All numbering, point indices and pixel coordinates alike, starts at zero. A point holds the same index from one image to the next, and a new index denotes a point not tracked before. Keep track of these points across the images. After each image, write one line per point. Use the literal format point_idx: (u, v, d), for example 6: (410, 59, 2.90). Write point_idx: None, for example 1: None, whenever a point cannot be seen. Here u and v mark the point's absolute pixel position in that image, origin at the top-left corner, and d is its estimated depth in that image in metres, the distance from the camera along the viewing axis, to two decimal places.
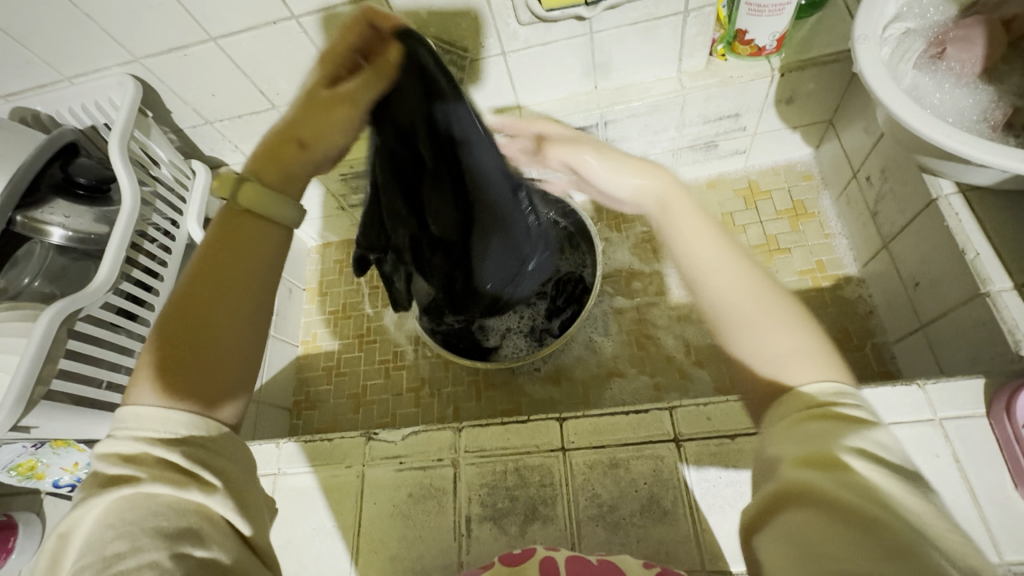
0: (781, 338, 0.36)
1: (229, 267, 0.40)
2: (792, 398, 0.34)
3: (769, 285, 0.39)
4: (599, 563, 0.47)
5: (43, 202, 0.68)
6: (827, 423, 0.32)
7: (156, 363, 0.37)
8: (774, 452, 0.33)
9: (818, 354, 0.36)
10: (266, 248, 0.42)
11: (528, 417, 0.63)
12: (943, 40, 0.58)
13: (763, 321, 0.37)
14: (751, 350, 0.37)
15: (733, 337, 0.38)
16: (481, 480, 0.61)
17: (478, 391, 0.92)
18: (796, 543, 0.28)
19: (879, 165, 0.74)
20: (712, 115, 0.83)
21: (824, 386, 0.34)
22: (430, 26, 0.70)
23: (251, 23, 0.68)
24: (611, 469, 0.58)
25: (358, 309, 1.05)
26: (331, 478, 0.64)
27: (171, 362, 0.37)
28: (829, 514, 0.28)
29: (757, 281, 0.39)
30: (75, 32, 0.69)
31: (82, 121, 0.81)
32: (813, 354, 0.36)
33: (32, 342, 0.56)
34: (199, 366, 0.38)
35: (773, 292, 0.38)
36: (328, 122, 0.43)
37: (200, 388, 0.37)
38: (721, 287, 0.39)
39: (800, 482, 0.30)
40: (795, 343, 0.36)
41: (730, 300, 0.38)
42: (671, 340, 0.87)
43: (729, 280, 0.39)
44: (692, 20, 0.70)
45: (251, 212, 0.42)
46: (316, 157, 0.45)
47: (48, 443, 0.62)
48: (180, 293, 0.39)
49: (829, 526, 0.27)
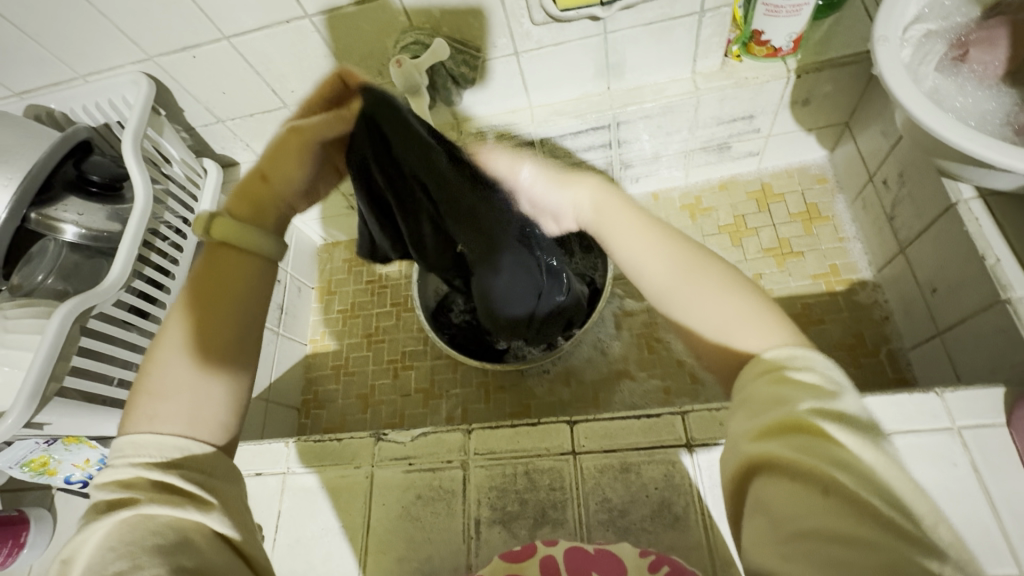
0: (719, 305, 0.38)
1: (214, 296, 0.44)
2: (747, 368, 0.35)
3: (701, 258, 0.41)
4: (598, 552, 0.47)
5: (57, 200, 0.68)
6: (781, 388, 0.32)
7: (145, 398, 0.41)
8: (733, 429, 0.34)
9: (760, 312, 0.37)
10: (248, 276, 0.46)
11: (538, 420, 0.62)
12: (965, 42, 0.57)
13: (701, 294, 0.39)
14: (698, 325, 0.39)
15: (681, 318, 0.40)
16: (491, 483, 0.60)
17: (487, 393, 0.92)
18: (774, 519, 0.29)
19: (897, 168, 0.73)
20: (726, 116, 0.82)
21: (776, 351, 0.35)
22: (443, 26, 0.70)
23: (263, 22, 0.68)
24: (622, 474, 0.58)
25: (367, 308, 1.05)
26: (340, 478, 0.64)
27: (160, 389, 0.41)
28: (805, 488, 0.28)
29: (689, 258, 0.42)
30: (90, 31, 0.70)
31: (96, 119, 0.80)
32: (755, 312, 0.37)
33: (45, 339, 0.56)
34: (182, 396, 0.41)
35: (703, 265, 0.41)
36: (287, 158, 0.48)
37: (185, 414, 0.40)
38: (659, 274, 0.42)
39: (767, 453, 0.30)
40: (734, 307, 0.38)
41: (669, 282, 0.41)
42: (682, 344, 0.87)
43: (662, 267, 0.42)
44: (708, 20, 0.69)
45: (227, 244, 0.46)
46: (279, 189, 0.49)
47: (61, 440, 0.62)
48: (170, 336, 0.43)
49: (808, 499, 0.28)
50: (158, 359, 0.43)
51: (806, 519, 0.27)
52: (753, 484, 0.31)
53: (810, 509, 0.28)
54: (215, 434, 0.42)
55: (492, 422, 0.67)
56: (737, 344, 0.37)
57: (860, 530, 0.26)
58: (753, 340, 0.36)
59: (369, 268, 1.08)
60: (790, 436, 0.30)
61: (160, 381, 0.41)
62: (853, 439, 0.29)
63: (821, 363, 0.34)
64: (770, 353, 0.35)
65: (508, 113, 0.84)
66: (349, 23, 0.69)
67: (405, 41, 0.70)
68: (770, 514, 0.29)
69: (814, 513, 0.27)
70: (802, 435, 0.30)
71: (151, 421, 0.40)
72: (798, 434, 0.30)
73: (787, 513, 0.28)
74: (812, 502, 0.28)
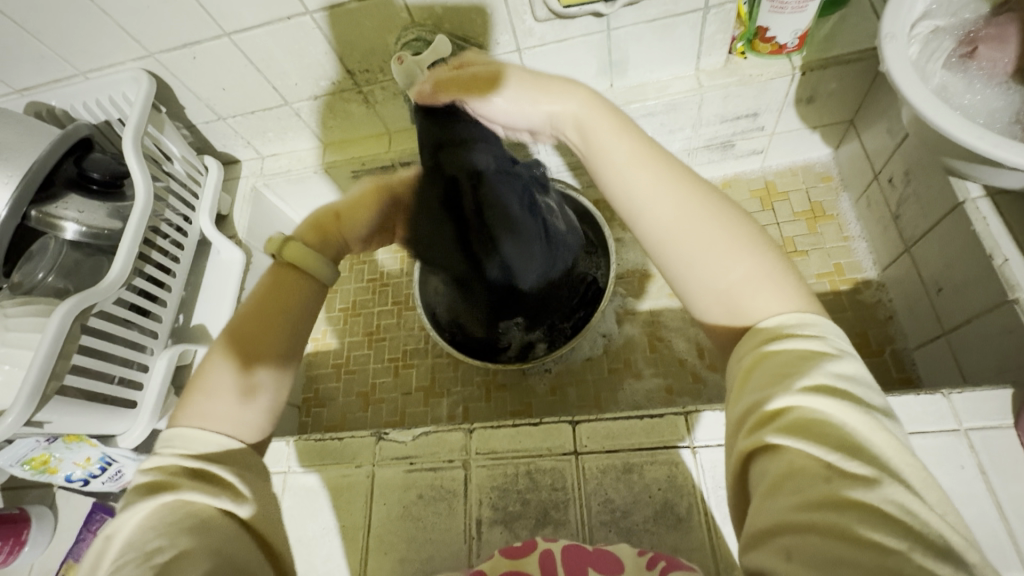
0: (732, 266, 0.36)
1: (274, 310, 0.47)
2: (752, 339, 0.35)
3: (712, 207, 0.39)
4: (596, 550, 0.46)
5: (58, 197, 0.68)
6: (781, 362, 0.32)
7: (198, 396, 0.43)
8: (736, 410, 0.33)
9: (775, 275, 0.36)
10: (304, 298, 0.49)
11: (540, 420, 0.62)
12: (974, 39, 0.56)
13: (714, 250, 0.37)
14: (705, 283, 0.37)
15: (684, 272, 0.38)
16: (492, 483, 0.60)
17: (488, 392, 0.91)
18: (776, 507, 0.28)
19: (902, 167, 0.72)
20: (730, 114, 0.81)
21: (785, 319, 0.34)
22: (445, 22, 0.69)
23: (264, 19, 0.68)
24: (624, 474, 0.57)
25: (368, 307, 1.05)
26: (341, 477, 0.64)
27: (211, 389, 0.43)
28: (811, 475, 0.27)
29: (701, 207, 0.38)
30: (89, 26, 0.69)
31: (96, 116, 0.79)
32: (769, 273, 0.36)
33: (45, 337, 0.56)
34: (230, 399, 0.43)
35: (715, 213, 0.38)
36: (363, 204, 0.61)
37: (231, 417, 0.42)
38: (662, 220, 0.39)
39: (763, 434, 0.30)
40: (748, 267, 0.36)
41: (675, 230, 0.38)
42: (684, 344, 0.86)
43: (668, 211, 0.39)
44: (712, 17, 0.69)
45: (296, 266, 0.50)
46: (348, 229, 0.59)
47: (61, 438, 0.62)
48: (226, 341, 0.45)
49: (814, 486, 0.27)
50: (208, 363, 0.44)
51: (806, 509, 0.26)
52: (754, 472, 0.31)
53: (806, 486, 0.27)
54: (251, 435, 0.44)
55: (494, 422, 0.67)
56: (747, 309, 0.36)
57: (869, 528, 0.25)
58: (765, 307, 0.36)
59: (371, 266, 1.08)
60: (785, 414, 0.30)
61: (212, 384, 0.43)
62: (855, 414, 0.29)
63: (829, 334, 0.34)
64: (781, 321, 0.35)
65: None
66: (351, 19, 0.68)
67: (406, 38, 0.68)
68: (765, 493, 0.29)
69: (808, 486, 0.27)
70: (798, 410, 0.30)
71: (202, 419, 0.41)
72: (793, 409, 0.30)
73: (786, 491, 0.28)
74: (806, 480, 0.27)
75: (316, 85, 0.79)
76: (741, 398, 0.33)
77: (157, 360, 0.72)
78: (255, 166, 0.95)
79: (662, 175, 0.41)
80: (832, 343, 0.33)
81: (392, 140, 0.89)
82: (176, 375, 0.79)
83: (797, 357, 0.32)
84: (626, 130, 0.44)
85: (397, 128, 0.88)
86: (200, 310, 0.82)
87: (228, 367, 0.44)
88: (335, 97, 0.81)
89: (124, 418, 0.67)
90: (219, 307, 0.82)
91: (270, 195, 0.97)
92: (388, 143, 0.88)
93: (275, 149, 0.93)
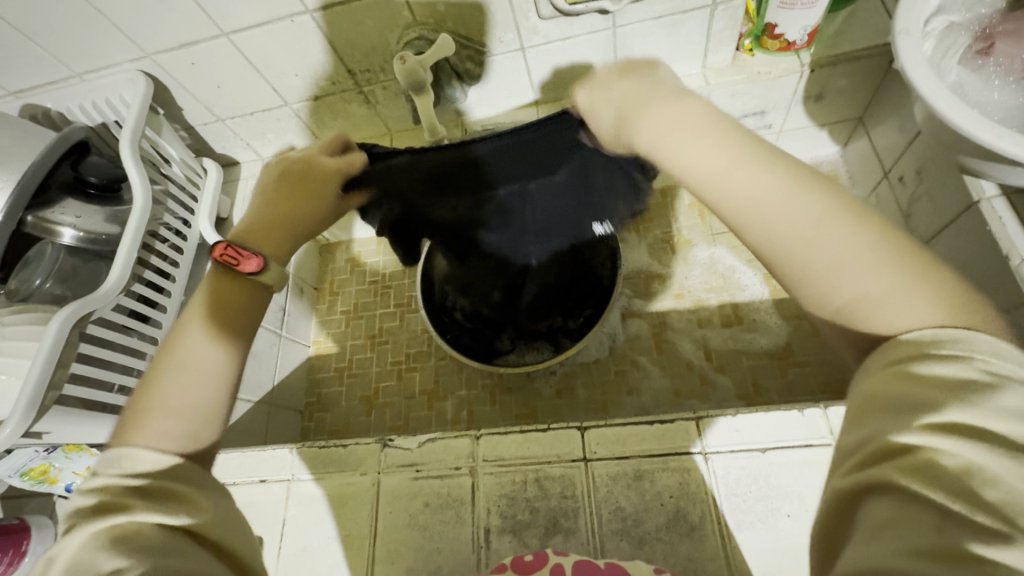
0: (864, 278, 0.28)
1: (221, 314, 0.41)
2: (888, 347, 0.27)
3: (826, 200, 0.31)
4: (606, 566, 0.45)
5: (54, 202, 0.66)
6: (907, 386, 0.25)
7: (140, 412, 0.37)
8: (857, 437, 0.27)
9: (917, 283, 0.28)
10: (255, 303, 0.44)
11: (549, 426, 0.61)
12: (990, 35, 0.55)
13: (822, 251, 0.29)
14: (831, 297, 0.29)
15: (806, 280, 0.30)
16: (500, 491, 0.59)
17: (493, 395, 0.90)
18: (867, 543, 0.23)
19: (915, 165, 0.71)
20: (737, 112, 0.80)
21: (927, 334, 0.27)
22: (447, 20, 0.68)
23: (262, 18, 0.67)
24: (635, 481, 0.56)
25: (370, 309, 1.04)
26: (345, 486, 0.63)
27: (154, 405, 0.37)
28: (918, 521, 0.21)
29: (807, 197, 0.31)
30: (83, 26, 0.67)
31: (93, 119, 0.78)
32: (911, 283, 0.28)
33: (43, 345, 0.55)
34: (180, 412, 0.37)
35: (840, 214, 0.30)
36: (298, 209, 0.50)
37: (176, 431, 0.36)
38: (764, 218, 0.32)
39: (875, 472, 0.24)
40: (881, 281, 0.28)
41: (777, 223, 0.31)
42: (690, 346, 0.85)
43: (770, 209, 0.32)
44: (720, 13, 0.67)
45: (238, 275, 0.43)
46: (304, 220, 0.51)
47: (61, 448, 0.61)
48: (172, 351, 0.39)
49: (911, 529, 0.21)
50: (158, 367, 0.39)
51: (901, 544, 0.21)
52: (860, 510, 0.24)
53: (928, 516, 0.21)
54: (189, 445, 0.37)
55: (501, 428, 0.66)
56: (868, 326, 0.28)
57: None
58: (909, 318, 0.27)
59: (372, 268, 1.07)
60: (912, 451, 0.23)
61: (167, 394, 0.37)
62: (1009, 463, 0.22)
63: (989, 351, 0.25)
64: (907, 337, 0.27)
65: (514, 110, 0.82)
66: (351, 17, 0.67)
67: (408, 37, 0.69)
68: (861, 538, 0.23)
69: (912, 530, 0.21)
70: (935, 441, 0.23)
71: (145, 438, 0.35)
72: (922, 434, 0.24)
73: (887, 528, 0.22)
74: (912, 522, 0.22)
75: (316, 84, 0.78)
76: (856, 425, 0.27)
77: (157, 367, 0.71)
78: (255, 168, 0.93)
79: (757, 160, 0.33)
80: (986, 366, 0.24)
81: (394, 141, 0.87)
82: None
83: (942, 379, 0.25)
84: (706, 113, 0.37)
85: (398, 128, 0.87)
86: None
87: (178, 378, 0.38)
88: (336, 97, 0.80)
89: None
90: None
91: None
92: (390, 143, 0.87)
93: (275, 151, 0.92)
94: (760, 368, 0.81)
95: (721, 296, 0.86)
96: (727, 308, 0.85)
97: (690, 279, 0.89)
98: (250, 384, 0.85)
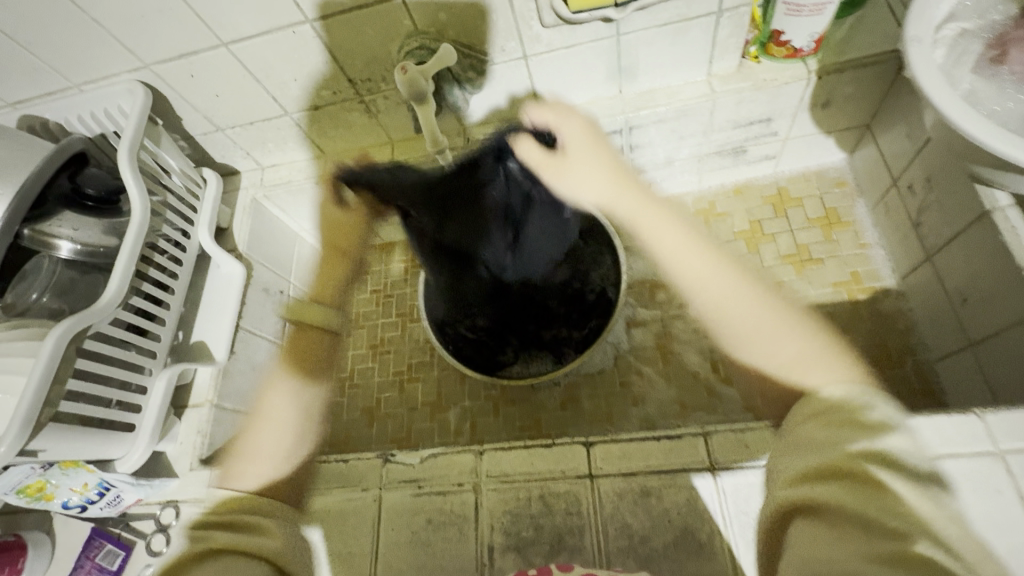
0: (787, 346, 0.45)
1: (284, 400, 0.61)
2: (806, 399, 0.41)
3: (754, 291, 0.49)
4: None
5: (51, 215, 0.66)
6: (835, 430, 0.37)
7: (243, 455, 0.61)
8: (789, 465, 0.39)
9: (821, 355, 0.44)
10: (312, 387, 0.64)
11: (553, 441, 0.60)
12: (1004, 41, 0.54)
13: (752, 321, 0.47)
14: (760, 360, 0.46)
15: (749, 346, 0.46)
16: (503, 508, 0.58)
17: (496, 406, 0.89)
18: (808, 549, 0.34)
19: (924, 173, 0.70)
20: (743, 119, 0.79)
21: (849, 390, 0.40)
22: (449, 29, 0.67)
23: (263, 28, 0.66)
24: (642, 498, 0.55)
25: (372, 318, 1.03)
26: (346, 502, 0.61)
27: (247, 453, 0.59)
28: (858, 532, 0.32)
29: (750, 292, 0.48)
30: (82, 37, 0.67)
31: (91, 129, 0.77)
32: (817, 355, 0.44)
33: (38, 362, 0.54)
34: (261, 458, 0.59)
35: (761, 299, 0.48)
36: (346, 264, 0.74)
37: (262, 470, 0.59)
38: (711, 295, 0.49)
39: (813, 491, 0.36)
40: (792, 351, 0.44)
41: (718, 293, 0.49)
42: (695, 356, 0.84)
43: (717, 290, 0.49)
44: (726, 20, 0.67)
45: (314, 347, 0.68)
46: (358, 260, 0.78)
47: (57, 464, 0.60)
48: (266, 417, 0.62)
49: (855, 537, 0.32)
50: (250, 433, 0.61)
51: (836, 551, 0.32)
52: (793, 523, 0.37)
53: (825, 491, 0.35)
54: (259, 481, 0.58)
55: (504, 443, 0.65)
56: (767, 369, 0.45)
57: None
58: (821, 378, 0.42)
59: (373, 277, 1.06)
60: (845, 479, 0.35)
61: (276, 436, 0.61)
62: (911, 488, 0.33)
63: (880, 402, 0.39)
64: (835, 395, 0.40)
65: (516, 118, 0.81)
66: (352, 27, 0.66)
67: (410, 46, 0.67)
68: (805, 538, 0.35)
69: (863, 540, 0.32)
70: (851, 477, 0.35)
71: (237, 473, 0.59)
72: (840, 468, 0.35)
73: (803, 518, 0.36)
74: (848, 535, 0.33)
75: (316, 93, 0.77)
76: (790, 453, 0.40)
77: (156, 381, 0.70)
78: (256, 177, 0.92)
79: (708, 255, 0.52)
80: (884, 412, 0.38)
81: (395, 149, 0.86)
82: (177, 395, 0.77)
83: (868, 422, 0.37)
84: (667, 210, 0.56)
85: (399, 137, 0.86)
86: (200, 326, 0.80)
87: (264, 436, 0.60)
88: (337, 106, 0.79)
89: (123, 441, 0.65)
90: (218, 323, 0.80)
91: (271, 207, 0.94)
92: (391, 153, 0.86)
93: (275, 160, 0.91)
94: None
95: None
96: None
97: None
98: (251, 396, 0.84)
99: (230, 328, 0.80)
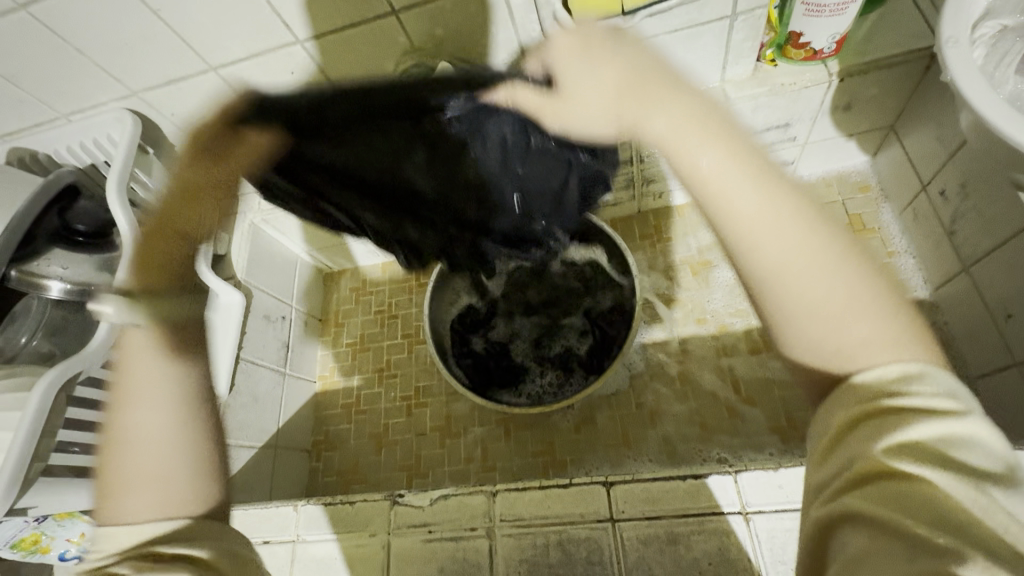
0: (855, 325, 0.30)
1: (123, 385, 0.39)
2: (845, 391, 0.30)
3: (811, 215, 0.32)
4: None
5: (39, 253, 0.63)
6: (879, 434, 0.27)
7: (110, 495, 0.37)
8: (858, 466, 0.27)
9: (871, 295, 0.30)
10: (140, 355, 0.40)
11: (570, 481, 0.55)
12: None
13: (786, 234, 0.31)
14: (814, 344, 0.31)
15: (801, 323, 0.31)
16: (520, 556, 0.53)
17: (508, 431, 0.85)
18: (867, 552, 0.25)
19: (958, 178, 0.65)
20: (759, 125, 0.74)
21: (893, 369, 0.29)
22: (446, 45, 0.64)
23: (252, 51, 0.64)
24: (669, 546, 0.51)
25: (377, 340, 1.00)
26: (355, 548, 0.57)
27: (103, 502, 0.37)
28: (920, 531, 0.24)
29: (780, 200, 0.32)
30: (66, 69, 0.65)
31: (83, 160, 0.74)
32: (863, 291, 0.30)
33: (27, 414, 0.51)
34: (144, 479, 0.37)
35: (801, 215, 0.31)
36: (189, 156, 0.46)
37: (155, 500, 0.36)
38: (746, 208, 0.32)
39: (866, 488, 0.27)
40: (866, 327, 0.30)
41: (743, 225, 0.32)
42: (713, 376, 0.79)
43: (751, 201, 0.32)
44: (740, 24, 0.63)
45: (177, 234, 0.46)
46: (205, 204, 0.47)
47: (51, 517, 0.58)
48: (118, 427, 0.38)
49: (891, 547, 0.24)
50: (110, 435, 0.38)
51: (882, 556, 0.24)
52: (829, 540, 0.27)
53: (879, 500, 0.26)
54: (148, 508, 0.36)
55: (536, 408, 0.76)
56: (804, 356, 0.31)
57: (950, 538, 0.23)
58: (868, 357, 0.30)
59: (378, 297, 1.03)
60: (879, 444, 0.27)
61: (121, 477, 0.37)
62: (921, 434, 0.27)
63: (940, 381, 0.28)
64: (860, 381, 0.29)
65: None
66: (346, 46, 0.63)
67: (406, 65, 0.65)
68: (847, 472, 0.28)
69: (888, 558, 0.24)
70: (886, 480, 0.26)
71: (119, 511, 0.36)
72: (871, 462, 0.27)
73: (846, 534, 0.26)
74: (894, 548, 0.24)
75: None
76: (830, 454, 0.29)
77: None
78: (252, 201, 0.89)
79: (704, 133, 0.35)
80: (939, 386, 0.28)
81: None
82: None
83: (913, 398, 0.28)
84: (688, 105, 0.37)
85: None
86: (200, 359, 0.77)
87: (127, 497, 0.37)
88: None
89: None
90: (218, 355, 0.77)
91: (270, 230, 0.91)
92: None
93: None
94: (794, 399, 0.74)
95: (747, 321, 0.81)
96: (754, 333, 0.80)
97: (711, 303, 0.83)
98: (255, 429, 0.81)
99: (230, 359, 0.77)
